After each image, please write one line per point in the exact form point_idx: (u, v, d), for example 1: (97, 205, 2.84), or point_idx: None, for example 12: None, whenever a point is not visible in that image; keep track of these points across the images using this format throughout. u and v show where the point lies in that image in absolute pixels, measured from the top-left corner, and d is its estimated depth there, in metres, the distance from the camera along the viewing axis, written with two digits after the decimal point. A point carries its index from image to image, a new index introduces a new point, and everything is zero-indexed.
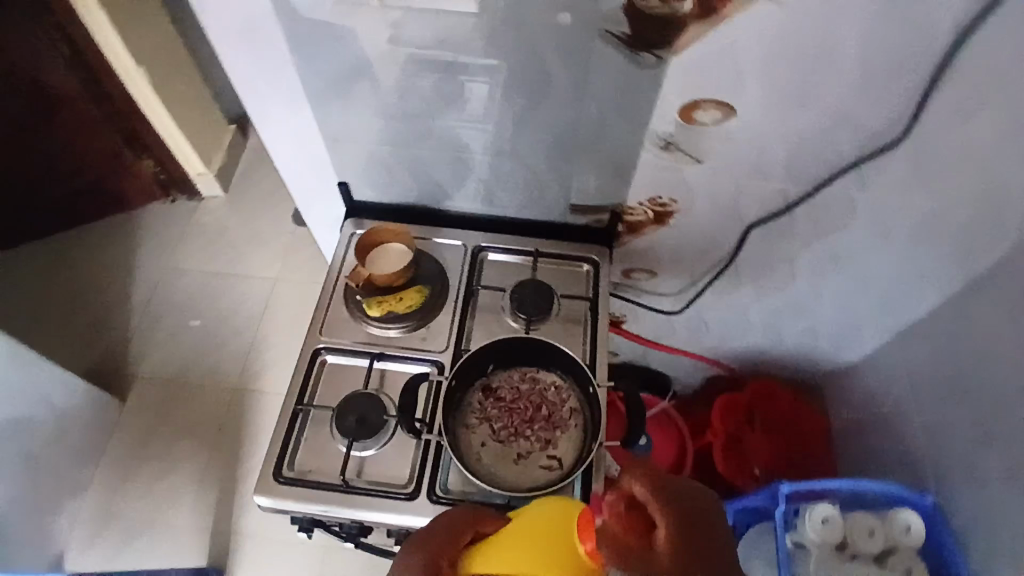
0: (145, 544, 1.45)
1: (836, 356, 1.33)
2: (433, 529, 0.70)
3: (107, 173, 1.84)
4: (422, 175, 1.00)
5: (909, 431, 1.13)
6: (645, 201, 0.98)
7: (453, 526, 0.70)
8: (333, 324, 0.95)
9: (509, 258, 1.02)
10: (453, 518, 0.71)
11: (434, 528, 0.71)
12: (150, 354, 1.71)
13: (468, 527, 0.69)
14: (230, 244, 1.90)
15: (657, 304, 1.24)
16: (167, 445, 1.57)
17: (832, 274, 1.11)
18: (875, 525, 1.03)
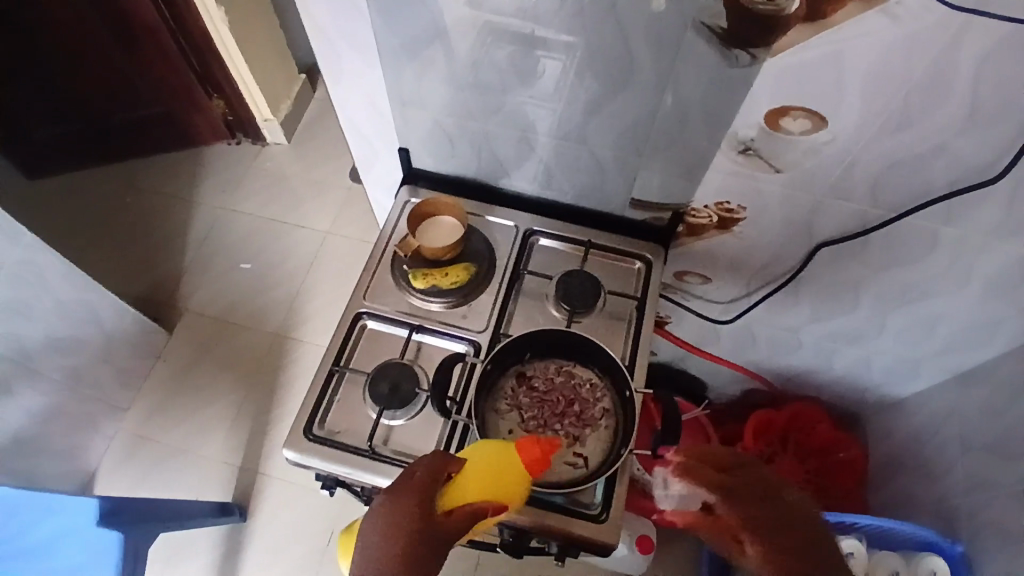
0: (178, 468, 1.54)
1: (889, 390, 1.26)
2: (392, 509, 0.67)
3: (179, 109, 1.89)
4: (484, 150, 0.98)
5: (955, 481, 1.07)
6: (711, 204, 0.93)
7: (410, 493, 0.68)
8: (378, 289, 0.95)
9: (560, 246, 1.00)
10: (402, 489, 0.69)
11: (390, 509, 0.67)
12: (202, 289, 1.78)
13: (424, 487, 0.68)
14: (288, 193, 1.94)
15: (706, 311, 1.19)
16: (208, 379, 1.65)
17: (900, 306, 1.04)
18: (899, 567, 1.03)
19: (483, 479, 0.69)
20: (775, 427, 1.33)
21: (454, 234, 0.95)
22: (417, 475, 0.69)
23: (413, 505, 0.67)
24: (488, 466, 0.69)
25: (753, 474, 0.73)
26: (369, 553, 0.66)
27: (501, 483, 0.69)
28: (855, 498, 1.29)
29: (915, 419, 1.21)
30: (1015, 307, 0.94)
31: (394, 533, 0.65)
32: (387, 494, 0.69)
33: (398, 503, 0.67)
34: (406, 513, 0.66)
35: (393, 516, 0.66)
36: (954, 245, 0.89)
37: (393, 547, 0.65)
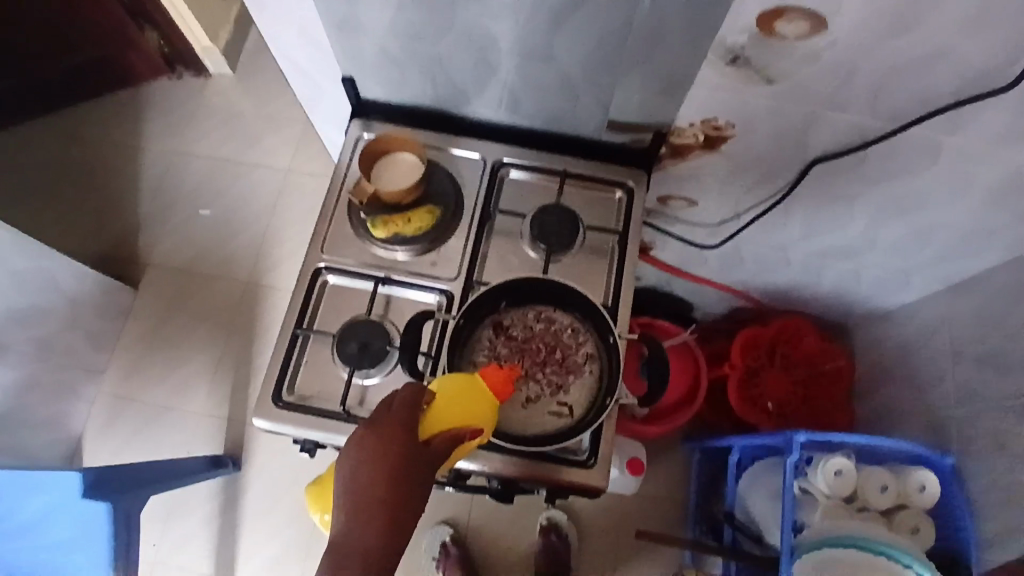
0: (165, 427, 1.51)
1: (877, 301, 1.23)
2: (373, 444, 0.63)
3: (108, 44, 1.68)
4: (440, 76, 0.86)
5: (944, 391, 1.07)
6: (697, 122, 0.84)
7: (392, 425, 0.64)
8: (336, 241, 0.87)
9: (532, 179, 0.92)
10: (380, 422, 0.64)
11: (371, 444, 0.63)
12: (162, 241, 1.67)
13: (402, 417, 0.64)
14: (241, 130, 1.78)
15: (690, 234, 1.13)
16: (182, 335, 1.58)
17: (894, 220, 0.98)
18: (889, 482, 0.97)
19: (458, 407, 0.65)
20: (763, 343, 1.31)
21: (414, 173, 0.86)
22: (395, 406, 0.65)
23: (397, 434, 0.63)
24: (459, 393, 0.66)
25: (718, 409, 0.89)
26: (355, 493, 0.61)
27: (474, 408, 0.66)
28: (841, 408, 1.30)
29: (905, 330, 1.19)
30: (1015, 215, 0.89)
31: (380, 467, 0.62)
32: (367, 431, 0.64)
33: (381, 437, 0.63)
34: (390, 446, 0.62)
35: (377, 451, 0.63)
36: (956, 156, 0.82)
37: (381, 481, 0.61)
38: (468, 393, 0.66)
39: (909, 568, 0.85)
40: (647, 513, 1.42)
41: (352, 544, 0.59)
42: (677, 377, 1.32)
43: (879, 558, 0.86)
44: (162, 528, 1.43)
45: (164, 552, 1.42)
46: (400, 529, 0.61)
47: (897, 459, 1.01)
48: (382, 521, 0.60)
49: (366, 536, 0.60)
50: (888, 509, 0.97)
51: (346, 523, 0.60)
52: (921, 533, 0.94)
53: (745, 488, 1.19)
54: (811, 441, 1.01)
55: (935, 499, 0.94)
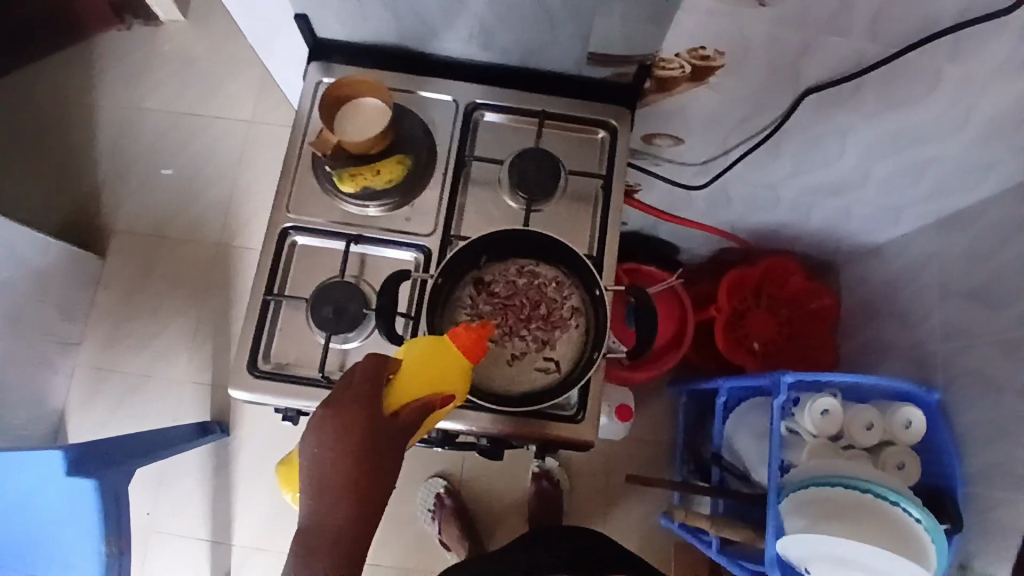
0: (147, 396, 1.47)
1: (866, 237, 1.21)
2: (335, 421, 0.60)
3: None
4: (401, 7, 0.78)
5: (931, 326, 1.07)
6: (683, 52, 0.77)
7: (353, 401, 0.61)
8: (302, 198, 0.81)
9: (508, 122, 0.86)
10: (341, 399, 0.62)
11: (332, 422, 0.60)
12: (123, 204, 1.57)
13: (363, 393, 0.62)
14: (195, 78, 1.64)
15: (677, 175, 1.09)
16: (155, 302, 1.52)
17: (889, 153, 0.94)
18: (875, 419, 0.97)
19: (425, 374, 0.63)
20: (749, 284, 1.29)
21: (380, 120, 0.78)
22: (355, 381, 0.63)
23: (359, 410, 0.61)
24: (427, 360, 0.64)
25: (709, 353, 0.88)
26: (321, 473, 0.60)
27: (442, 375, 0.63)
28: (827, 345, 1.30)
29: (895, 266, 1.18)
30: (1014, 144, 0.86)
31: (344, 447, 0.60)
32: (327, 408, 0.61)
33: (342, 414, 0.61)
34: (354, 423, 0.60)
35: (339, 429, 0.60)
36: (956, 85, 0.77)
37: (347, 460, 0.59)
38: (436, 359, 0.64)
39: (896, 505, 0.86)
40: (636, 455, 1.44)
41: (322, 525, 0.58)
42: (664, 323, 1.30)
43: (867, 496, 0.87)
44: (156, 495, 1.42)
45: (160, 518, 1.42)
46: (372, 504, 0.60)
47: (884, 398, 1.01)
48: (352, 500, 0.59)
49: (337, 516, 0.58)
50: (874, 445, 0.98)
51: (313, 506, 0.59)
52: (907, 467, 0.94)
53: (732, 429, 1.21)
54: (799, 381, 1.00)
55: (921, 434, 0.95)
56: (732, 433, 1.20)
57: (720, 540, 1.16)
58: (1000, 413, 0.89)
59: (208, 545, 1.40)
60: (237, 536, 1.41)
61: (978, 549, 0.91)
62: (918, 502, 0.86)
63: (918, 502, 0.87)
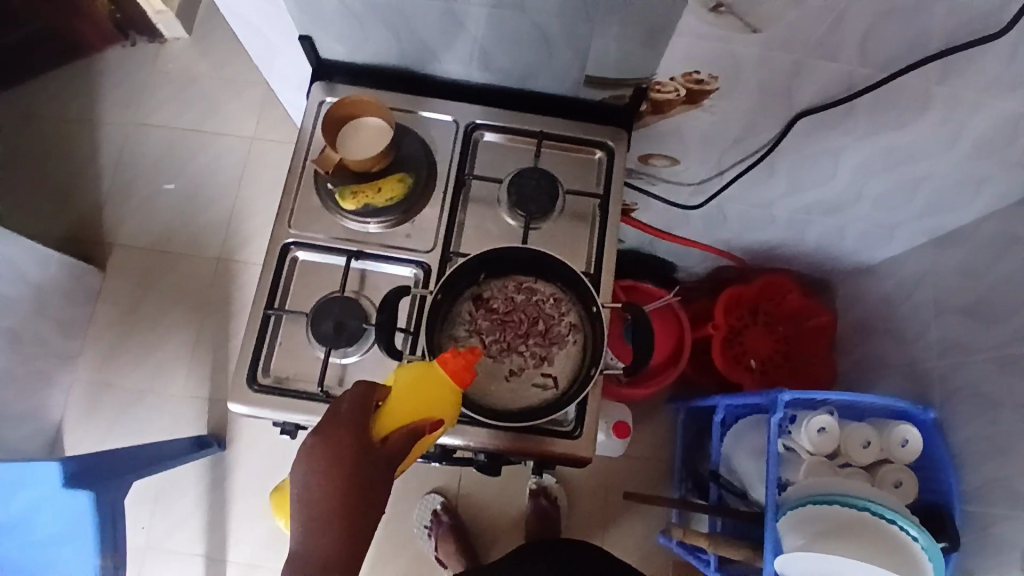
0: (145, 411, 1.47)
1: (860, 254, 1.23)
2: (324, 448, 0.62)
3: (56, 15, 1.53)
4: (404, 30, 0.80)
5: (926, 342, 1.08)
6: (678, 76, 0.79)
7: (342, 428, 0.62)
8: (305, 214, 0.83)
9: (508, 141, 0.88)
10: (330, 426, 0.63)
11: (321, 449, 0.62)
12: (125, 218, 1.58)
13: (351, 421, 0.63)
14: (200, 96, 1.67)
15: (673, 194, 1.10)
16: (155, 316, 1.52)
17: (881, 173, 0.96)
18: (872, 437, 0.98)
19: (412, 400, 0.64)
20: (745, 302, 1.31)
21: (383, 138, 0.81)
22: (344, 408, 0.64)
23: (348, 437, 0.62)
24: (414, 385, 0.64)
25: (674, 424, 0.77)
26: (311, 501, 0.61)
27: (428, 401, 0.64)
28: (823, 362, 1.32)
29: (890, 284, 1.19)
30: (1001, 164, 0.88)
31: (332, 475, 0.61)
32: (316, 435, 0.63)
33: (330, 441, 0.62)
34: (340, 452, 0.61)
35: (328, 456, 0.61)
36: (945, 106, 0.80)
37: (335, 487, 0.60)
38: (422, 387, 0.64)
39: (893, 523, 0.86)
40: (635, 472, 1.44)
41: (311, 554, 0.59)
42: (661, 340, 1.32)
43: (864, 513, 0.87)
44: (151, 511, 1.41)
45: (155, 535, 1.40)
46: (359, 532, 0.61)
47: (879, 415, 1.02)
48: (339, 528, 0.60)
49: (326, 544, 0.59)
50: (871, 463, 0.98)
51: (303, 534, 0.60)
52: (904, 486, 0.95)
53: (730, 446, 1.21)
54: (795, 399, 1.01)
55: (917, 452, 0.95)
56: (730, 451, 1.20)
57: (718, 558, 1.15)
58: (995, 430, 0.90)
59: (204, 562, 1.39)
60: (233, 554, 1.40)
61: (975, 566, 0.91)
62: (916, 521, 0.86)
63: (915, 521, 0.87)
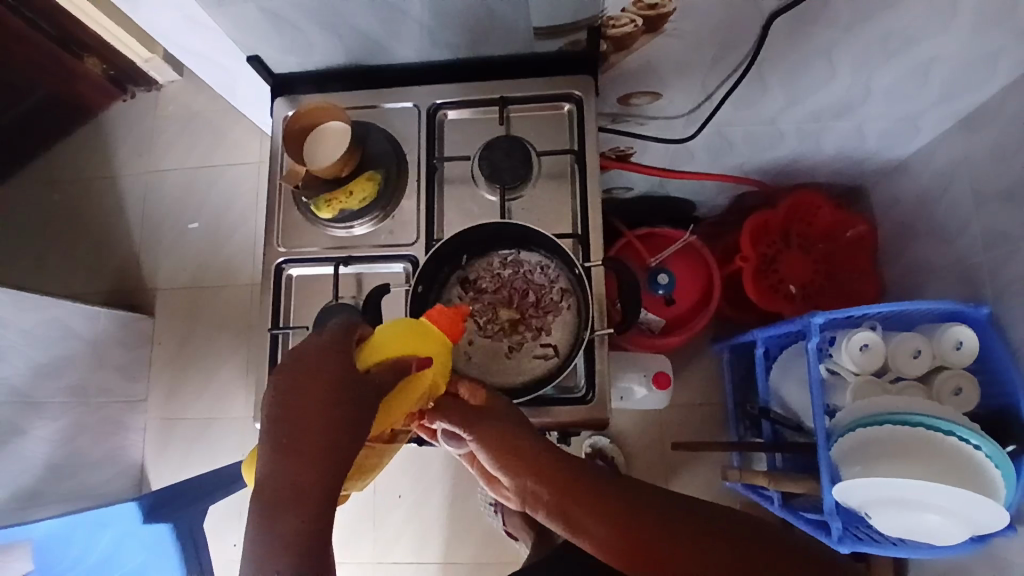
0: (216, 437, 1.56)
1: (888, 151, 1.12)
2: (296, 368, 0.52)
3: (57, 86, 1.60)
4: (341, 28, 0.78)
5: (975, 235, 0.98)
6: (629, 6, 0.71)
7: (323, 349, 0.55)
8: (291, 231, 0.84)
9: (473, 115, 0.85)
10: (306, 347, 0.54)
11: (298, 365, 0.53)
12: (157, 263, 1.65)
13: (334, 342, 0.56)
14: (202, 132, 1.71)
15: (666, 130, 1.04)
16: (204, 350, 1.60)
17: (882, 62, 0.86)
18: (922, 346, 0.92)
19: (408, 337, 0.61)
20: (772, 227, 1.23)
21: (343, 141, 0.80)
22: (323, 334, 0.57)
23: (328, 355, 0.54)
24: (411, 327, 0.62)
25: (536, 458, 0.57)
26: (279, 422, 0.50)
27: (425, 343, 0.62)
28: (867, 274, 1.23)
29: (927, 179, 1.09)
30: (1019, 22, 0.76)
31: (309, 392, 0.51)
32: (288, 356, 0.54)
33: (306, 359, 0.53)
34: (318, 369, 0.52)
35: (302, 373, 0.52)
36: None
37: (311, 406, 0.50)
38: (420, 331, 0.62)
39: (952, 435, 0.81)
40: (687, 421, 1.40)
41: (283, 482, 0.48)
42: (688, 283, 1.27)
43: (919, 430, 0.82)
44: (239, 527, 1.51)
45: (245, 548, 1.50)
46: (338, 456, 0.50)
47: (928, 320, 0.95)
48: (314, 450, 0.49)
49: (298, 469, 0.48)
50: (925, 372, 0.93)
51: (270, 461, 0.48)
52: (965, 391, 0.89)
53: (777, 379, 1.16)
54: (830, 320, 0.95)
55: (975, 353, 0.89)
56: (778, 384, 1.15)
57: (781, 494, 1.10)
58: None
59: None
60: None
61: None
62: (976, 429, 0.80)
63: (976, 428, 0.81)
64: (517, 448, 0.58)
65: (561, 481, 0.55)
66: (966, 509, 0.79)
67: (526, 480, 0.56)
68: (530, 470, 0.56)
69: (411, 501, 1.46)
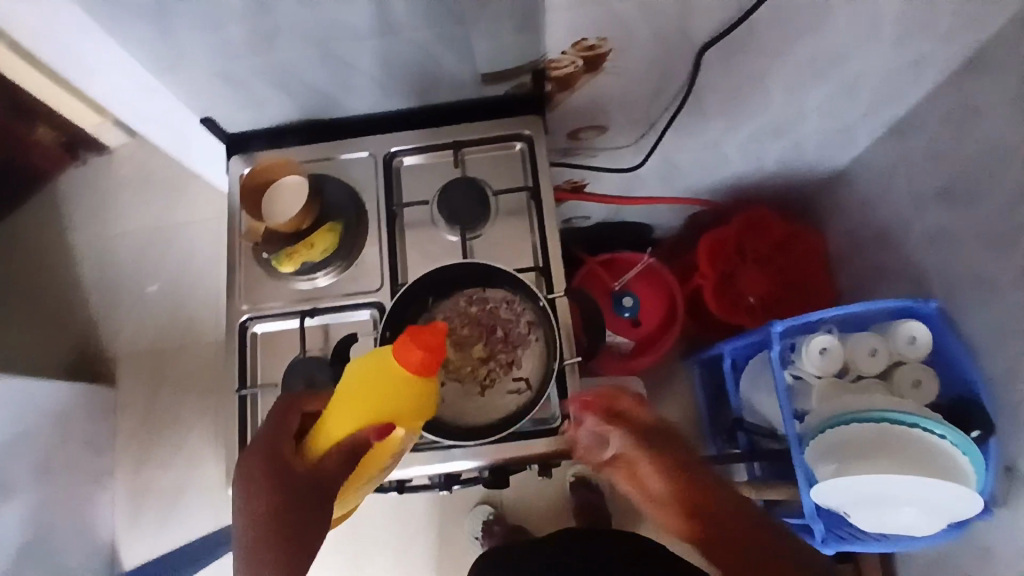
0: (188, 506, 1.49)
1: (826, 163, 1.19)
2: (247, 476, 0.62)
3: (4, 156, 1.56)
4: (293, 85, 0.79)
5: (914, 236, 1.04)
6: (569, 48, 0.76)
7: (266, 450, 0.63)
8: (253, 288, 0.84)
9: (429, 159, 0.87)
10: (251, 452, 0.63)
11: (256, 462, 0.62)
12: (117, 328, 1.60)
13: (274, 442, 0.63)
14: (158, 190, 1.68)
15: (616, 160, 1.08)
16: (170, 415, 1.54)
17: (810, 82, 0.92)
18: (878, 345, 0.97)
19: (361, 403, 0.60)
20: (727, 245, 1.28)
21: (301, 195, 0.81)
22: (265, 432, 0.64)
23: (268, 460, 0.62)
24: (364, 390, 0.60)
25: (710, 487, 0.71)
26: (246, 526, 0.61)
27: (380, 406, 0.60)
28: (819, 281, 1.29)
29: (865, 186, 1.15)
30: (925, 39, 0.84)
31: (260, 498, 0.61)
32: (243, 462, 0.63)
33: (251, 467, 0.62)
34: (261, 477, 0.61)
35: (251, 481, 0.62)
36: (847, 3, 0.77)
37: (264, 511, 0.61)
38: (376, 390, 0.60)
39: (915, 427, 0.84)
40: None
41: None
42: (652, 304, 1.31)
43: (884, 426, 0.85)
44: None
45: None
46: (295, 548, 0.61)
47: (881, 318, 1.00)
48: (272, 549, 0.60)
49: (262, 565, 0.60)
50: (883, 369, 0.98)
51: (243, 556, 0.61)
52: (925, 383, 0.93)
53: (747, 389, 1.18)
54: (789, 327, 1.01)
55: (929, 346, 0.94)
56: (747, 395, 1.17)
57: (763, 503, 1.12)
58: (1004, 313, 0.85)
59: None
60: None
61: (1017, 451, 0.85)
62: (938, 419, 0.84)
63: (938, 418, 0.84)
64: (690, 475, 0.71)
65: (731, 524, 0.68)
66: (937, 499, 0.83)
67: (699, 511, 0.69)
68: (698, 508, 0.69)
69: (399, 551, 1.41)
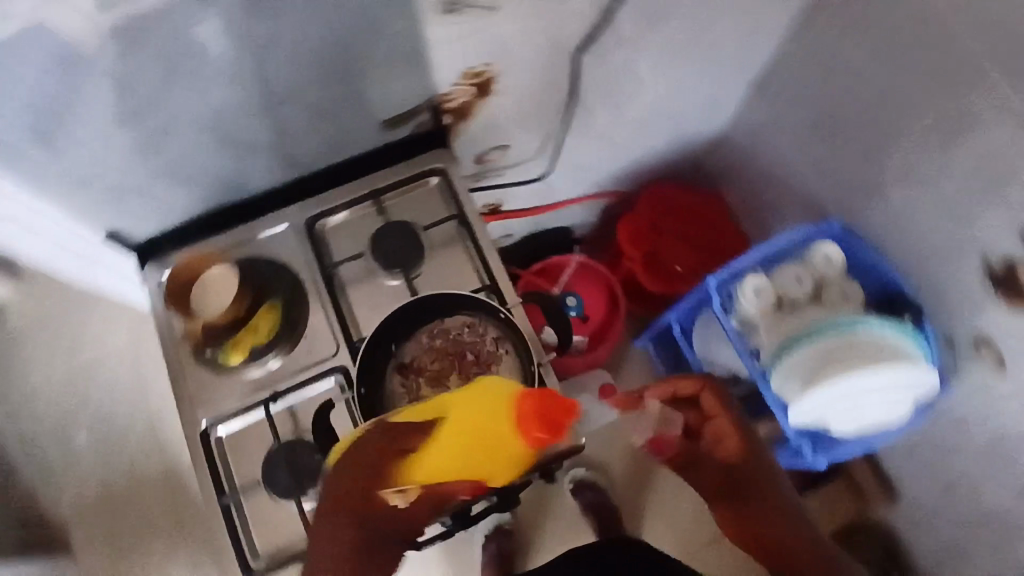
0: None
1: (707, 130, 1.30)
2: (327, 523, 0.64)
3: None
4: (196, 177, 0.78)
5: (800, 172, 1.16)
6: (458, 79, 0.81)
7: (340, 498, 0.63)
8: (202, 394, 0.79)
9: (350, 215, 0.87)
10: (331, 501, 0.63)
11: (336, 513, 0.63)
12: (48, 493, 1.43)
13: (357, 488, 0.62)
14: (58, 333, 1.53)
15: (524, 173, 1.13)
16: (134, 567, 1.39)
17: (677, 62, 1.02)
18: (801, 271, 1.08)
19: (460, 458, 0.60)
20: (643, 225, 1.37)
21: (231, 284, 0.80)
22: (348, 477, 0.62)
23: (345, 512, 0.63)
24: (472, 449, 0.59)
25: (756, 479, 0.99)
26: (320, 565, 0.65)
27: (484, 469, 0.60)
28: (731, 234, 1.40)
29: (745, 141, 1.28)
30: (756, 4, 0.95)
31: (339, 544, 0.64)
32: (321, 510, 0.65)
33: (331, 517, 0.64)
34: (340, 525, 0.63)
35: (329, 530, 0.64)
36: None
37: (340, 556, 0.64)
38: (488, 456, 0.60)
39: (855, 330, 0.93)
40: None
41: None
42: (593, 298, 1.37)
43: (829, 338, 0.94)
44: None
45: None
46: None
47: (796, 248, 1.10)
48: None
49: None
50: (813, 291, 1.08)
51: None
52: (849, 293, 1.04)
53: (703, 348, 1.24)
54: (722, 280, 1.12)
55: (842, 260, 1.05)
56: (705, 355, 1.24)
57: None
58: (895, 214, 0.97)
59: None
60: None
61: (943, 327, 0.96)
62: (870, 317, 0.94)
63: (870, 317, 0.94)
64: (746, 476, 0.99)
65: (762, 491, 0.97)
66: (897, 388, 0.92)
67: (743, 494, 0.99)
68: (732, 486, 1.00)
69: None
